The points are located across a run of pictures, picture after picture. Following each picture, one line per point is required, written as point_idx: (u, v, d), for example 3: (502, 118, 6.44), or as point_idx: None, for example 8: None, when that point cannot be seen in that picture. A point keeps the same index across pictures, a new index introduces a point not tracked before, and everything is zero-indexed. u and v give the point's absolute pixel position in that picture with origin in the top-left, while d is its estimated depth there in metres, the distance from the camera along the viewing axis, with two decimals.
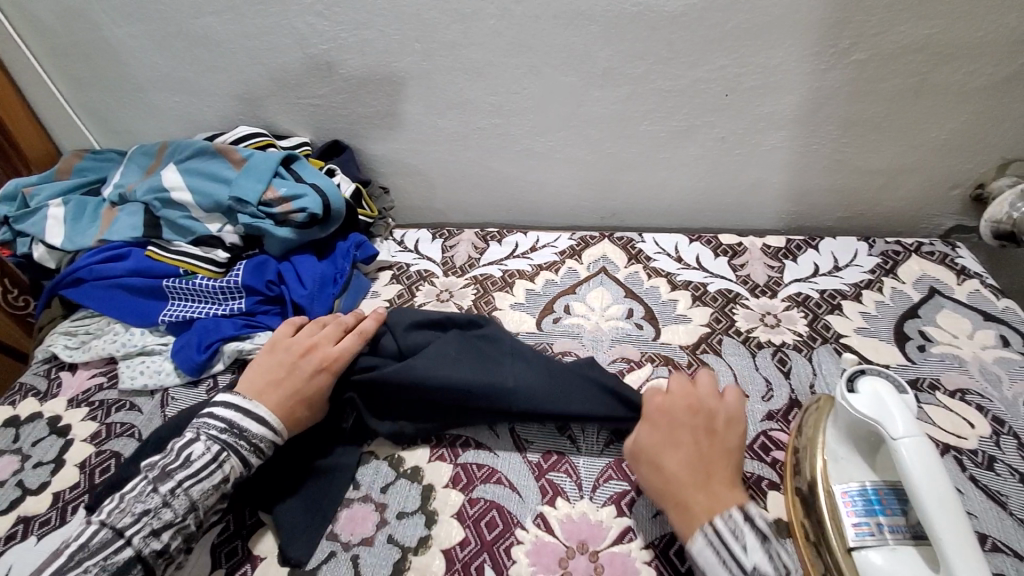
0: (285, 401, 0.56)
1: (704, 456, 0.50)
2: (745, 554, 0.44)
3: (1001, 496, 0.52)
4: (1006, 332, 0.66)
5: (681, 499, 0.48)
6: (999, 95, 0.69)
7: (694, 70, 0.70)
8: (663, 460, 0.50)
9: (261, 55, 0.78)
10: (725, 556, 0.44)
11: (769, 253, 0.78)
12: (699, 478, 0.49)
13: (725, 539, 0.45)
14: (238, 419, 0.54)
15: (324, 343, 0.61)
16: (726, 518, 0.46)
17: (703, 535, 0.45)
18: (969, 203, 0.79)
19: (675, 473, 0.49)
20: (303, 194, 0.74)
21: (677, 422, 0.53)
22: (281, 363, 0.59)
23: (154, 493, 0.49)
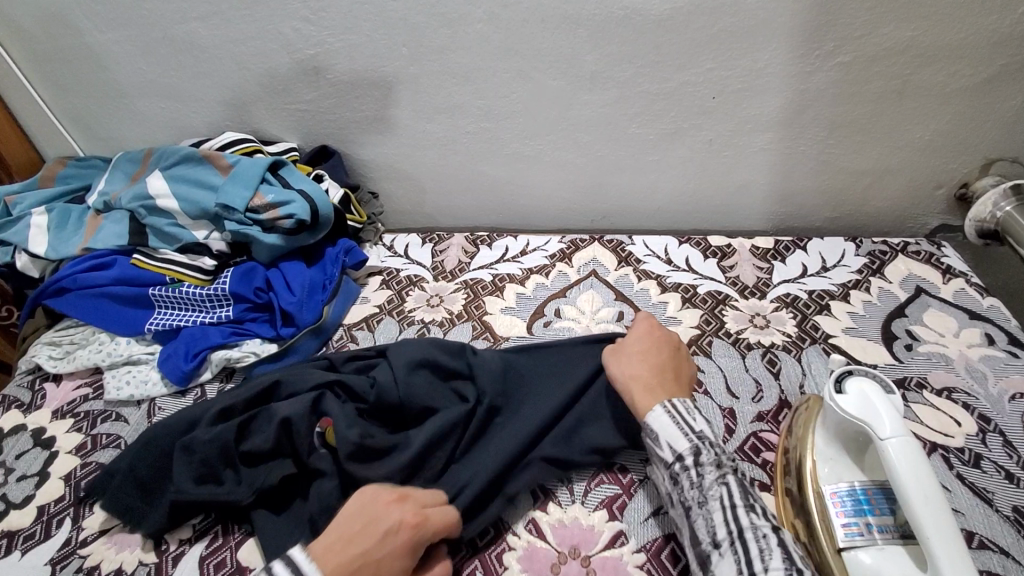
0: (345, 561, 0.44)
1: (669, 365, 0.56)
2: (694, 421, 0.50)
3: (988, 494, 0.53)
4: (991, 330, 0.67)
5: (643, 389, 0.54)
6: (981, 96, 0.70)
7: (681, 73, 0.71)
8: (639, 360, 0.56)
9: (247, 60, 0.77)
10: (678, 420, 0.50)
11: (758, 255, 0.79)
12: (662, 376, 0.54)
13: (681, 410, 0.50)
14: None
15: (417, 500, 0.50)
16: (682, 400, 0.52)
17: (663, 407, 0.51)
18: (953, 203, 0.80)
19: (646, 369, 0.55)
20: (291, 200, 0.73)
21: (655, 335, 0.59)
22: (356, 519, 0.47)
23: None
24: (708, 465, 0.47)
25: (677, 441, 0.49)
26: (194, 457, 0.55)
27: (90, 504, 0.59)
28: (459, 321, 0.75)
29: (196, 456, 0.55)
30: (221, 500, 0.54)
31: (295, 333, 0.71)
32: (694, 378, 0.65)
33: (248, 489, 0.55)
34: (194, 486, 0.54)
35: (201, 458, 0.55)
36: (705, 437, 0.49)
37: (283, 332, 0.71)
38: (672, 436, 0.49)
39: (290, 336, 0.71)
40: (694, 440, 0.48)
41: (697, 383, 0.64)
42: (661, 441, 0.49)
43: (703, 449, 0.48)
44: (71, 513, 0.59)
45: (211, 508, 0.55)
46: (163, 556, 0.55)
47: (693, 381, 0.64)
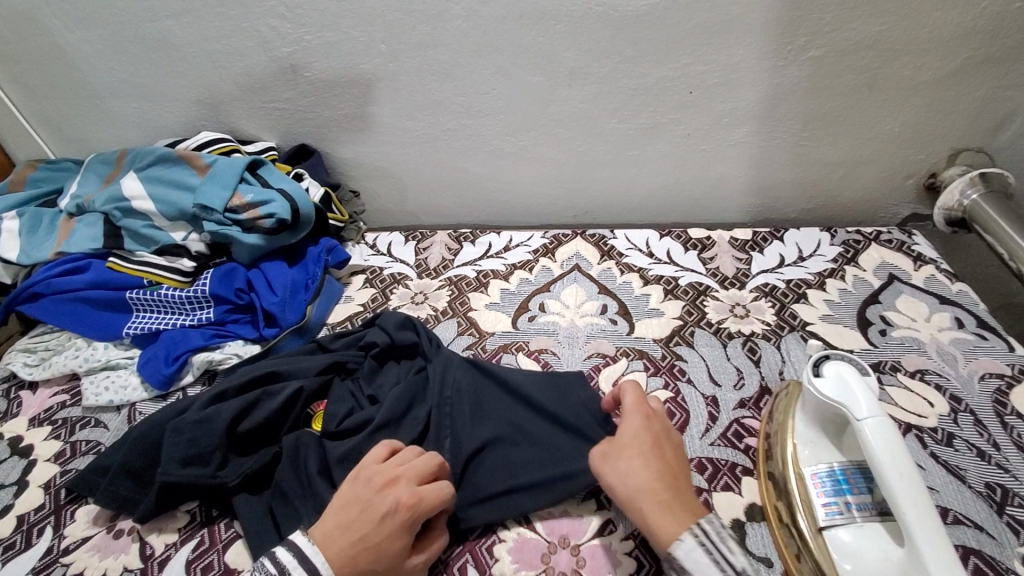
0: (349, 549, 0.46)
1: (675, 470, 0.49)
2: (733, 556, 0.44)
3: (961, 470, 0.55)
4: (960, 313, 0.69)
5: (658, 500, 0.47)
6: (947, 88, 0.72)
7: (659, 68, 0.72)
8: (645, 471, 0.48)
9: (221, 58, 0.76)
10: (716, 559, 0.43)
11: (737, 246, 0.80)
12: (676, 491, 0.47)
13: (715, 542, 0.44)
14: (290, 566, 0.45)
15: (410, 482, 0.49)
16: (711, 523, 0.45)
17: (693, 535, 0.44)
18: (923, 192, 0.83)
19: (654, 483, 0.48)
20: (270, 200, 0.72)
21: (647, 430, 0.52)
22: (353, 507, 0.48)
23: None
24: None
25: None
26: (183, 438, 0.55)
27: (72, 512, 0.58)
28: (444, 318, 0.75)
29: (185, 436, 0.55)
30: (208, 483, 0.54)
31: (278, 333, 0.71)
32: (677, 368, 0.66)
33: (235, 470, 0.56)
34: (178, 468, 0.54)
35: (189, 438, 0.55)
36: None
37: (266, 332, 0.70)
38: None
39: (273, 337, 0.70)
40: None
41: (680, 372, 0.65)
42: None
43: None
44: (52, 521, 0.58)
45: (197, 491, 0.54)
46: (148, 561, 0.54)
47: (676, 371, 0.66)
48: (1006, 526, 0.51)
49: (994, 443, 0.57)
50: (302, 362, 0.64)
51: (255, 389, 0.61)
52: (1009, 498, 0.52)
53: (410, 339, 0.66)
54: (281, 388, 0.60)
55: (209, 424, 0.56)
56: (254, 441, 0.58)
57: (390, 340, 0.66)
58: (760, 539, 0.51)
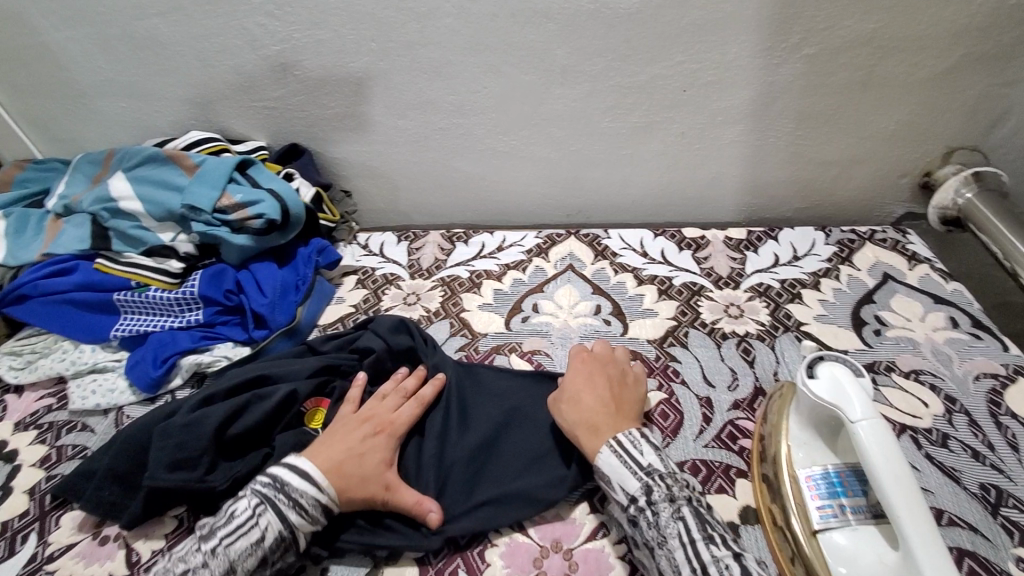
0: (337, 458, 0.52)
1: (616, 398, 0.56)
2: (642, 456, 0.50)
3: (956, 472, 0.54)
4: (955, 313, 0.69)
5: (588, 424, 0.53)
6: (941, 86, 0.72)
7: (653, 66, 0.71)
8: (580, 398, 0.56)
9: (210, 57, 0.75)
10: (626, 459, 0.50)
11: (731, 246, 0.80)
12: (608, 412, 0.54)
13: (628, 449, 0.50)
14: (282, 473, 0.51)
15: (378, 405, 0.58)
16: (628, 434, 0.52)
17: (608, 447, 0.51)
18: (917, 191, 0.82)
19: (587, 406, 0.55)
20: (260, 200, 0.71)
21: (584, 371, 0.59)
22: (339, 431, 0.55)
23: (199, 551, 0.47)
24: (661, 502, 0.47)
25: (628, 481, 0.49)
26: (171, 442, 0.54)
27: (57, 518, 0.57)
28: (437, 319, 0.74)
29: (173, 439, 0.54)
30: (196, 487, 0.53)
31: (268, 335, 0.70)
32: (671, 369, 0.65)
33: (224, 474, 0.55)
34: (166, 472, 0.53)
35: (177, 442, 0.54)
36: (654, 472, 0.48)
37: (255, 334, 0.69)
38: (623, 477, 0.49)
39: (263, 339, 0.70)
40: (645, 479, 0.48)
41: (674, 373, 0.65)
42: (613, 482, 0.49)
43: (653, 486, 0.47)
44: (37, 528, 0.57)
45: (186, 495, 0.54)
46: (134, 568, 0.53)
47: (670, 372, 0.65)
48: (1001, 527, 0.50)
49: (989, 444, 0.56)
50: (294, 365, 0.62)
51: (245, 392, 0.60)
52: (1003, 499, 0.52)
53: (405, 343, 0.66)
54: (273, 391, 0.59)
55: (198, 428, 0.55)
56: (242, 446, 0.57)
57: (386, 345, 0.65)
58: (754, 542, 0.51)
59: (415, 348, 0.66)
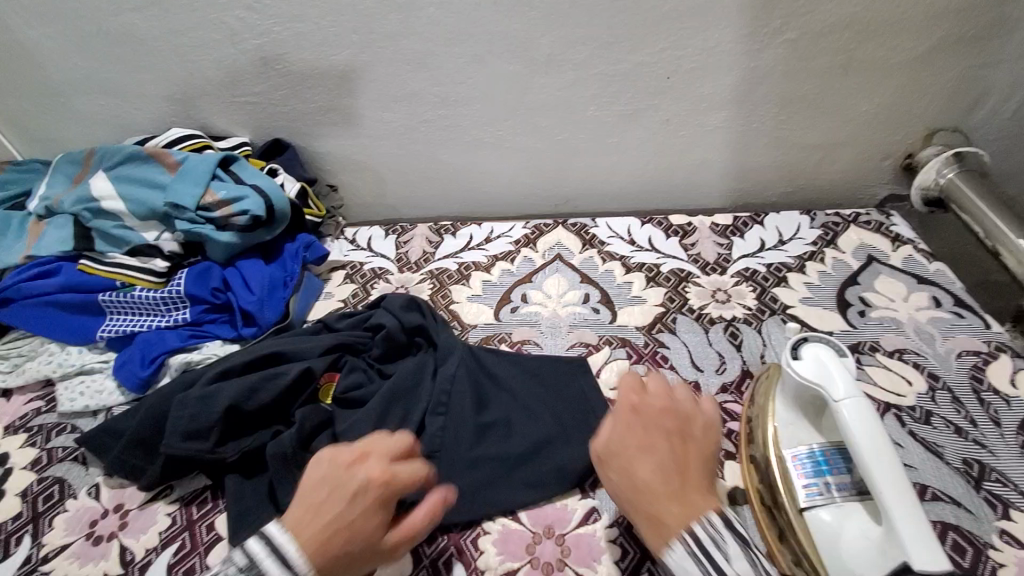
0: (324, 534, 0.41)
1: (682, 459, 0.45)
2: (727, 562, 0.38)
3: (939, 447, 0.55)
4: (937, 293, 0.70)
5: (654, 514, 0.42)
6: (922, 68, 0.72)
7: (636, 54, 0.71)
8: (634, 470, 0.44)
9: (190, 53, 0.74)
10: (707, 568, 0.39)
11: (718, 231, 0.80)
12: (676, 489, 0.43)
13: (710, 549, 0.39)
14: (261, 556, 0.40)
15: (376, 451, 0.45)
16: (705, 526, 0.40)
17: (683, 551, 0.40)
18: (900, 172, 0.83)
19: (644, 480, 0.43)
20: (243, 196, 0.71)
21: (637, 428, 0.46)
22: (323, 486, 0.44)
23: None
24: None
25: None
26: (186, 412, 0.56)
27: (50, 520, 0.57)
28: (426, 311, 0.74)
29: (188, 411, 0.56)
30: (208, 458, 0.55)
31: (257, 333, 0.69)
32: (660, 355, 0.66)
33: (235, 447, 0.56)
34: (182, 441, 0.55)
35: (193, 413, 0.56)
36: None
37: (244, 332, 0.69)
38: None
39: (252, 336, 0.69)
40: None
41: (663, 359, 0.65)
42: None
43: None
44: (30, 530, 0.56)
45: (199, 464, 0.56)
46: (129, 566, 0.53)
47: (659, 358, 0.66)
48: (984, 500, 0.52)
49: (971, 420, 0.57)
50: (307, 343, 0.63)
51: (258, 369, 0.61)
52: (986, 473, 0.53)
53: (416, 319, 0.66)
54: (287, 367, 0.60)
55: (212, 400, 0.57)
56: (257, 421, 0.58)
57: (397, 322, 0.65)
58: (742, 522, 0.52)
59: (425, 324, 0.66)
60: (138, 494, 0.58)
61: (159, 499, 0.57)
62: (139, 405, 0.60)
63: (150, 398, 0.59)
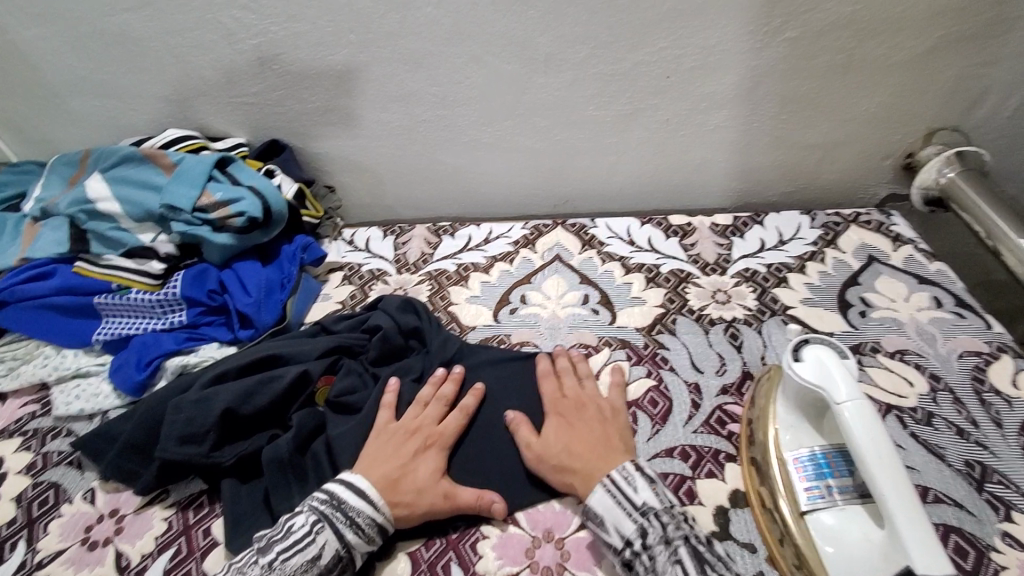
0: (391, 475, 0.52)
1: (603, 429, 0.55)
2: (636, 493, 0.48)
3: (941, 449, 0.55)
4: (938, 293, 0.69)
5: (580, 471, 0.52)
6: (922, 67, 0.72)
7: (635, 53, 0.70)
8: (565, 442, 0.54)
9: (186, 53, 0.74)
10: (620, 500, 0.48)
11: (718, 232, 0.80)
12: (599, 451, 0.53)
13: (621, 485, 0.49)
14: (338, 490, 0.50)
15: (420, 416, 0.57)
16: (620, 469, 0.50)
17: (602, 487, 0.50)
18: (901, 172, 0.83)
19: (572, 446, 0.54)
20: (241, 197, 0.70)
21: (562, 415, 0.57)
22: (387, 441, 0.55)
23: (256, 563, 0.46)
24: (656, 545, 0.46)
25: (623, 523, 0.48)
26: (183, 415, 0.56)
27: (45, 525, 0.57)
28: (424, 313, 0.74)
29: (184, 414, 0.56)
30: (204, 462, 0.55)
31: (255, 336, 0.69)
32: (660, 356, 0.65)
33: (231, 451, 0.56)
34: (178, 445, 0.54)
35: (189, 416, 0.56)
36: (649, 512, 0.47)
37: (241, 334, 0.69)
38: (618, 519, 0.48)
39: (249, 339, 0.69)
40: (640, 520, 0.47)
41: (662, 361, 0.65)
42: (609, 527, 0.48)
43: (649, 529, 0.46)
44: (24, 536, 0.56)
45: (195, 469, 0.55)
46: (124, 572, 0.52)
47: (659, 359, 0.65)
48: (986, 502, 0.51)
49: (972, 421, 0.57)
50: (304, 346, 0.63)
51: (255, 372, 0.61)
52: (988, 475, 0.53)
53: (412, 322, 0.66)
54: (284, 371, 0.59)
55: (209, 404, 0.56)
56: (253, 425, 0.58)
57: (394, 324, 0.65)
58: (743, 525, 0.51)
59: (421, 327, 0.66)
60: (134, 499, 0.58)
61: (154, 504, 0.57)
62: (134, 409, 0.60)
63: (145, 402, 0.59)
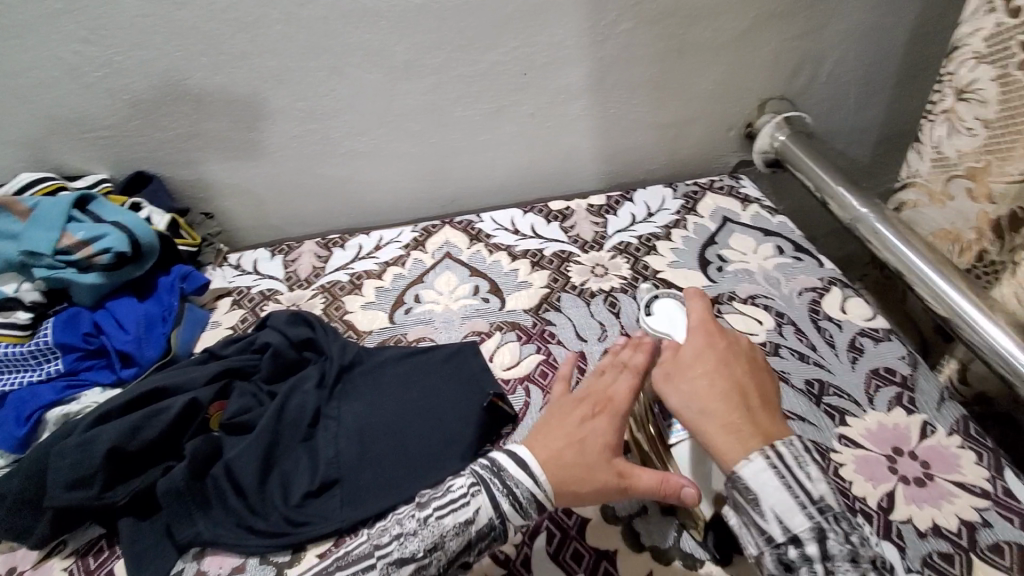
0: (554, 449, 0.49)
1: (740, 382, 0.47)
2: (811, 484, 0.41)
3: (785, 375, 0.63)
4: (781, 242, 0.78)
5: (725, 438, 0.44)
6: (742, 45, 0.82)
7: (489, 53, 0.75)
8: (700, 385, 0.47)
9: (25, 91, 0.70)
10: (790, 484, 0.40)
11: (593, 212, 0.86)
12: (746, 406, 0.45)
13: (790, 466, 0.41)
14: (498, 457, 0.49)
15: (598, 382, 0.54)
16: (788, 445, 0.42)
17: (765, 459, 0.41)
18: (745, 140, 0.93)
19: (712, 397, 0.46)
20: (105, 234, 0.68)
21: (708, 352, 0.50)
22: (557, 411, 0.53)
23: (413, 517, 0.47)
24: (837, 546, 0.39)
25: (791, 515, 0.39)
26: (66, 461, 0.54)
27: None
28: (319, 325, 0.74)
29: (68, 460, 0.54)
30: (97, 505, 0.53)
31: (139, 373, 0.67)
32: (548, 332, 0.70)
33: (126, 490, 0.54)
34: (66, 491, 0.53)
35: (73, 461, 0.54)
36: (825, 507, 0.40)
37: (124, 374, 0.66)
38: (784, 509, 0.40)
39: (133, 378, 0.66)
40: (818, 518, 0.39)
41: (550, 335, 0.70)
42: (771, 519, 0.40)
43: (830, 532, 0.39)
44: None
45: (89, 513, 0.53)
46: None
47: (547, 334, 0.70)
48: (824, 413, 0.60)
49: (812, 346, 0.66)
50: (191, 374, 0.62)
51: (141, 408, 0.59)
52: (824, 389, 0.62)
53: (303, 333, 0.67)
54: (171, 402, 0.58)
55: (92, 446, 0.54)
56: (146, 460, 0.56)
57: (284, 338, 0.66)
58: None
59: (314, 337, 0.67)
60: (32, 554, 0.55)
61: (53, 556, 0.54)
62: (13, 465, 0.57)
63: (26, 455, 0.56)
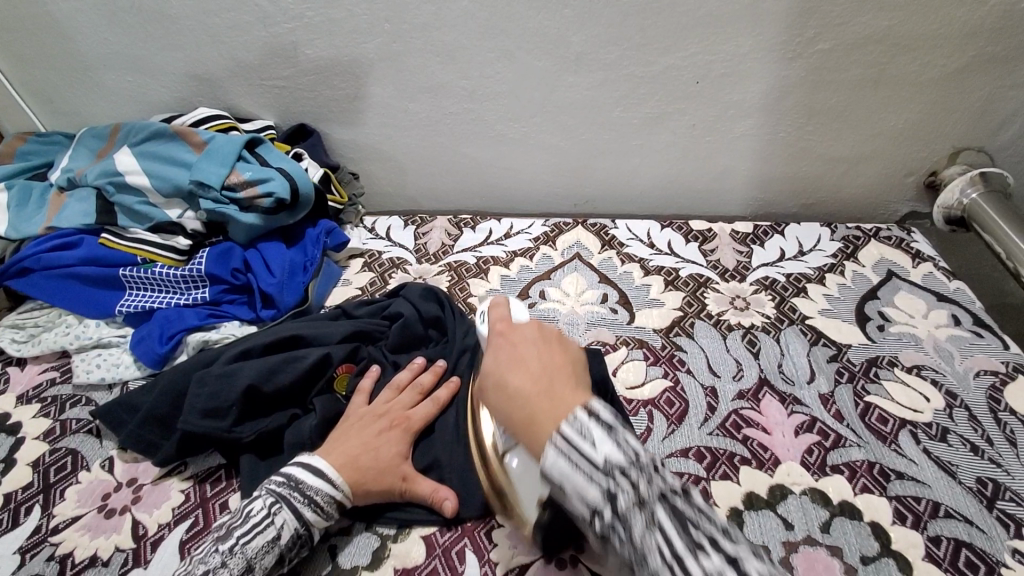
0: (350, 453, 0.52)
1: (540, 368, 0.42)
2: (595, 450, 0.35)
3: (953, 467, 0.55)
4: (957, 311, 0.69)
5: (525, 419, 0.39)
6: (951, 86, 0.72)
7: (667, 57, 0.71)
8: (507, 381, 0.42)
9: (222, 32, 0.74)
10: (576, 462, 0.35)
11: (738, 239, 0.80)
12: (545, 387, 0.40)
13: (574, 441, 0.35)
14: (295, 471, 0.50)
15: (395, 401, 0.57)
16: (571, 420, 0.36)
17: (553, 445, 0.36)
18: (923, 190, 0.83)
19: (513, 389, 0.41)
20: (269, 178, 0.71)
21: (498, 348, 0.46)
22: (353, 424, 0.55)
23: (216, 552, 0.45)
24: (627, 510, 0.33)
25: (585, 491, 0.34)
26: (206, 389, 0.56)
27: (61, 491, 0.57)
28: None
29: (208, 388, 0.56)
30: (225, 437, 0.55)
31: (277, 316, 0.70)
32: (677, 358, 0.66)
33: (251, 428, 0.56)
34: (199, 418, 0.55)
35: (211, 391, 0.56)
36: (615, 470, 0.34)
37: (263, 313, 0.69)
38: (578, 487, 0.34)
39: (270, 319, 0.70)
40: (605, 483, 0.33)
41: (680, 362, 0.65)
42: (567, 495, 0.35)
43: (617, 493, 0.33)
44: (40, 500, 0.56)
45: (215, 443, 0.55)
46: (140, 541, 0.52)
47: (676, 361, 0.66)
48: (996, 520, 0.51)
49: (987, 438, 0.57)
50: (325, 329, 0.63)
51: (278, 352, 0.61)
52: (999, 492, 0.53)
53: (434, 311, 0.67)
54: (307, 352, 0.59)
55: (232, 379, 0.57)
56: (275, 403, 0.58)
57: (416, 311, 0.66)
58: (756, 527, 0.51)
59: (442, 316, 0.67)
60: (151, 469, 0.58)
61: (173, 475, 0.57)
62: (156, 380, 0.60)
63: (167, 375, 0.59)
